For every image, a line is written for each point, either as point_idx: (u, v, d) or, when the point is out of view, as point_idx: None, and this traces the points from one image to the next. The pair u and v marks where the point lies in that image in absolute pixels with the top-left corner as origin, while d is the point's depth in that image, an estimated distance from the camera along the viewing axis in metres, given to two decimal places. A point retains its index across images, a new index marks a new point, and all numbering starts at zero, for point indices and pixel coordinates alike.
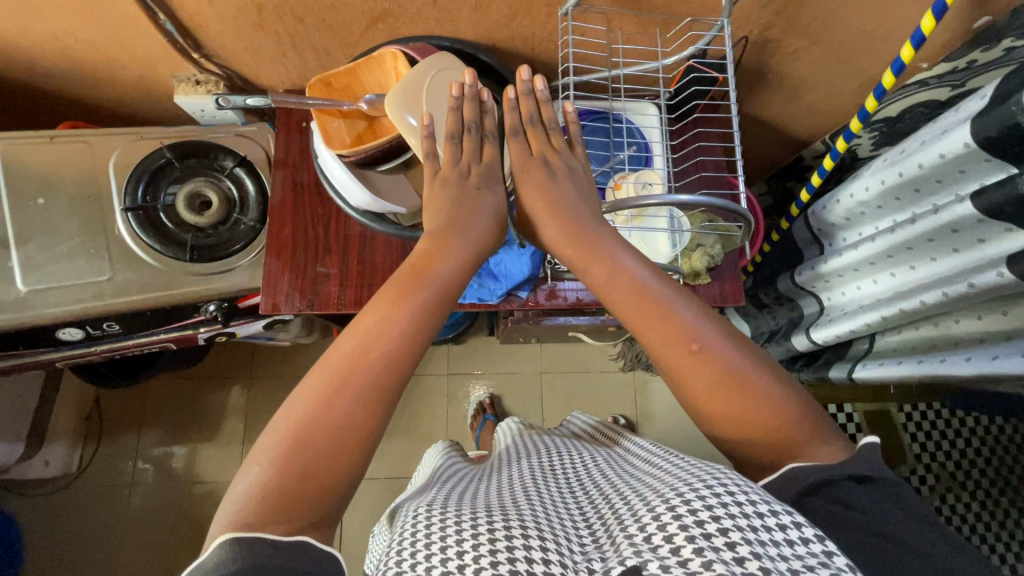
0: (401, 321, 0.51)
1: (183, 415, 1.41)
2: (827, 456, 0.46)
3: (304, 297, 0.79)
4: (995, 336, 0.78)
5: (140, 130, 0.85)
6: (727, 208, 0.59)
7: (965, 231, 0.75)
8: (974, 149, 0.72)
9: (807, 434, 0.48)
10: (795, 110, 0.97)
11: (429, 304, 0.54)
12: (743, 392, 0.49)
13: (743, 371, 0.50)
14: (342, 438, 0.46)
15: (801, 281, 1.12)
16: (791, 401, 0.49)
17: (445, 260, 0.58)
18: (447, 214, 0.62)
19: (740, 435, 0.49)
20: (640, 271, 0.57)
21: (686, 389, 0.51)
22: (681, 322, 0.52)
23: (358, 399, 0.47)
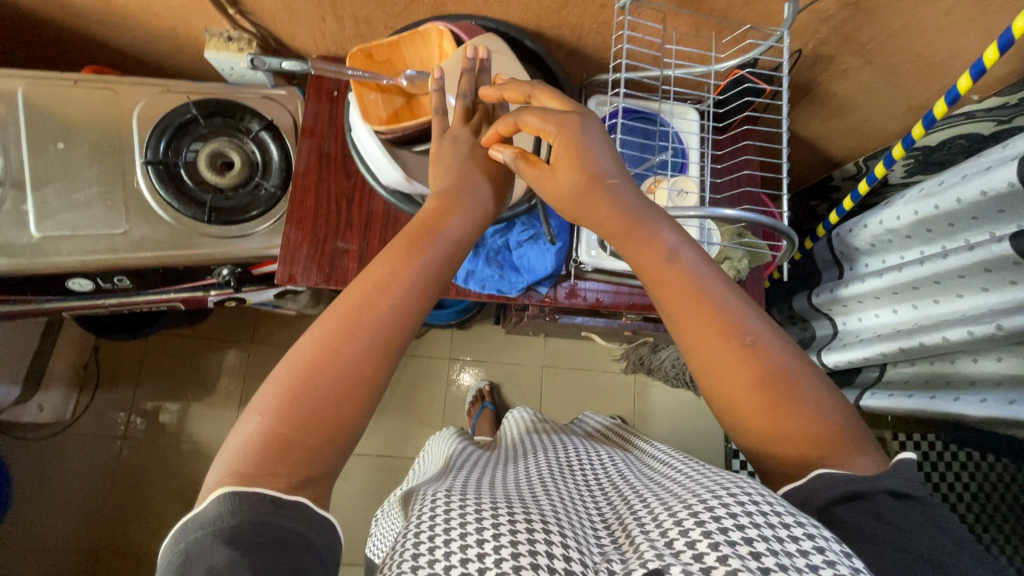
0: (405, 282, 0.46)
1: (180, 373, 1.40)
2: (863, 467, 0.43)
3: (322, 271, 0.77)
4: (1014, 379, 0.77)
5: (168, 83, 0.82)
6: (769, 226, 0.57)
7: (998, 271, 0.74)
8: (1017, 188, 0.71)
9: (847, 446, 0.44)
10: (835, 128, 0.95)
11: (438, 263, 0.49)
12: (782, 391, 0.46)
13: (788, 371, 0.46)
14: (340, 406, 0.42)
15: (817, 302, 1.10)
16: (834, 411, 0.46)
17: (460, 215, 0.53)
18: (456, 170, 0.57)
19: (772, 436, 0.46)
20: (685, 252, 0.51)
21: (721, 381, 0.47)
22: (727, 310, 0.48)
23: (360, 375, 0.43)
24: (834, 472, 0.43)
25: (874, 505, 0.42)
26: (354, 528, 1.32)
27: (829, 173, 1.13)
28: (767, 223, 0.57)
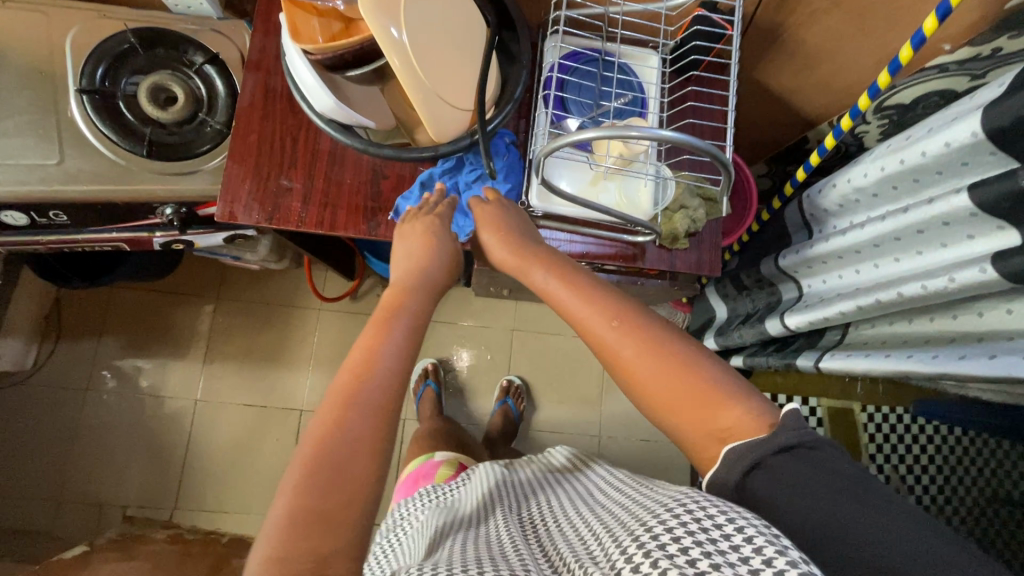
0: (385, 357, 0.55)
1: (145, 327, 1.38)
2: (751, 417, 0.49)
3: (264, 210, 0.75)
4: (968, 336, 0.76)
5: (106, 9, 0.79)
6: (715, 158, 0.55)
7: (955, 224, 0.72)
8: (980, 139, 0.69)
9: (733, 395, 0.51)
10: (806, 82, 0.92)
11: (406, 333, 0.58)
12: (682, 377, 0.52)
13: (673, 347, 0.55)
14: (352, 470, 0.48)
15: (785, 265, 1.09)
16: (716, 371, 0.53)
17: (417, 296, 0.63)
18: (409, 268, 0.66)
19: (681, 417, 0.52)
20: (582, 277, 0.62)
21: (631, 382, 0.55)
22: (616, 305, 0.59)
23: (361, 440, 0.49)
24: (740, 445, 0.47)
25: (780, 466, 0.46)
26: None
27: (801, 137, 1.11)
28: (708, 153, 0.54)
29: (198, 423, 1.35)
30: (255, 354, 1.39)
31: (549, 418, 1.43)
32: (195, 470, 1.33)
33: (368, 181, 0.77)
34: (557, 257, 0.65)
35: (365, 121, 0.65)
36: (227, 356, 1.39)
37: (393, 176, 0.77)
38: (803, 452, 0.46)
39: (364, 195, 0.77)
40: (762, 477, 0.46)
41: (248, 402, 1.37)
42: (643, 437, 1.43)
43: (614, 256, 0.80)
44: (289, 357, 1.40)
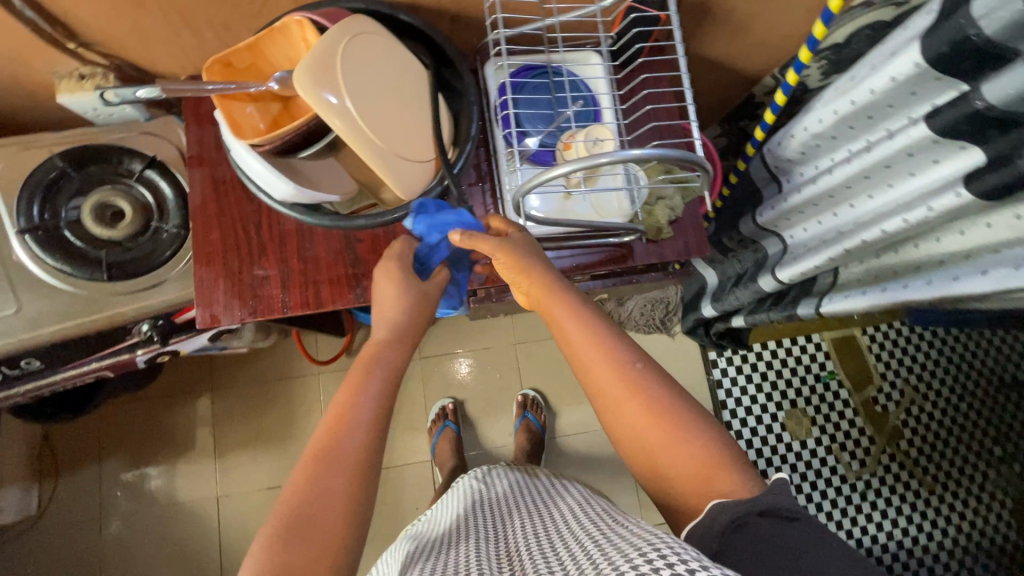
0: (361, 406, 0.55)
1: (144, 438, 1.33)
2: (742, 484, 0.51)
3: (245, 305, 0.73)
4: (955, 257, 0.78)
5: (25, 139, 0.75)
6: (690, 159, 0.55)
7: (920, 153, 0.74)
8: (924, 68, 0.71)
9: (728, 462, 0.53)
10: (742, 45, 0.93)
11: (379, 385, 0.58)
12: (670, 428, 0.55)
13: (669, 405, 0.57)
14: (324, 526, 0.48)
15: (764, 221, 1.10)
16: (709, 435, 0.55)
17: (395, 348, 0.62)
18: (394, 322, 0.63)
19: (667, 464, 0.55)
20: (599, 321, 0.62)
21: (626, 430, 0.57)
22: (615, 351, 0.59)
23: (337, 496, 0.49)
24: (725, 501, 0.50)
25: (758, 524, 0.48)
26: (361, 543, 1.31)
27: (747, 94, 1.13)
28: (683, 157, 0.54)
29: (224, 520, 1.30)
30: (264, 436, 1.35)
31: (570, 421, 1.43)
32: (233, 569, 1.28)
33: (343, 249, 0.75)
34: (577, 295, 0.64)
35: (325, 197, 0.62)
36: (236, 445, 1.34)
37: (368, 238, 0.75)
38: (778, 519, 0.48)
39: (343, 265, 0.75)
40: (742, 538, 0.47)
41: (270, 484, 1.32)
42: None
43: (604, 262, 0.80)
44: (299, 430, 1.36)
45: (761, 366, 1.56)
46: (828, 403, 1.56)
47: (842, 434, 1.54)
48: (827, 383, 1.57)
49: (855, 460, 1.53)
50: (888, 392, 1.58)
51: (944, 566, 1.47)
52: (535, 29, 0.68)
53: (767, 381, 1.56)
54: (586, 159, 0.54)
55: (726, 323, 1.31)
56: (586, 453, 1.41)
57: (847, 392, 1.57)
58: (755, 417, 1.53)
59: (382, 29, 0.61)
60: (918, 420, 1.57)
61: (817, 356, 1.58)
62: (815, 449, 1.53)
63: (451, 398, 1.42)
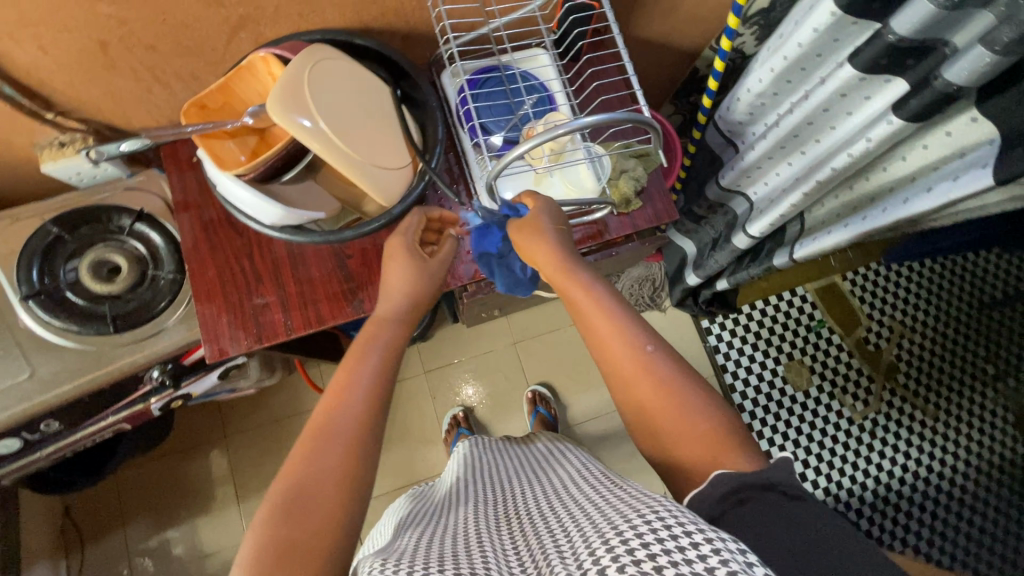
0: (357, 387, 0.59)
1: (164, 495, 1.33)
2: (748, 462, 0.53)
3: (250, 333, 0.76)
4: (902, 182, 0.84)
5: (15, 212, 0.79)
6: (639, 122, 0.60)
7: (852, 93, 0.80)
8: (840, 16, 0.78)
9: (735, 443, 0.55)
10: (675, 23, 0.99)
11: (373, 373, 0.61)
12: (674, 405, 0.58)
13: (676, 382, 0.60)
14: (323, 499, 0.50)
15: (726, 183, 1.15)
16: (715, 412, 0.58)
17: (391, 329, 0.67)
18: (397, 295, 0.69)
19: (672, 435, 0.58)
20: (610, 298, 0.66)
21: (632, 400, 0.61)
22: (620, 327, 0.64)
23: (333, 474, 0.52)
24: (725, 472, 0.51)
25: (766, 499, 0.48)
26: None
27: (690, 69, 1.20)
28: (633, 120, 0.59)
29: None
30: None
31: (581, 409, 1.46)
32: None
33: (334, 267, 0.79)
34: (589, 276, 0.69)
35: (307, 214, 0.66)
36: (257, 487, 1.35)
37: (356, 253, 0.79)
38: (777, 494, 0.49)
39: (337, 281, 0.78)
40: (747, 510, 0.48)
41: None
42: None
43: (583, 240, 0.84)
44: None
45: (753, 326, 1.62)
46: (822, 349, 1.61)
47: (841, 377, 1.59)
48: (819, 332, 1.62)
49: (858, 401, 1.58)
50: (877, 330, 1.63)
51: (961, 490, 1.51)
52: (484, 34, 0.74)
53: (762, 339, 1.61)
54: (548, 134, 0.58)
55: (712, 287, 1.35)
56: (601, 437, 1.44)
57: (839, 337, 1.62)
58: (756, 375, 1.58)
59: (343, 55, 0.66)
60: (912, 353, 1.62)
61: (804, 307, 1.64)
62: (818, 396, 1.58)
63: (461, 405, 1.44)
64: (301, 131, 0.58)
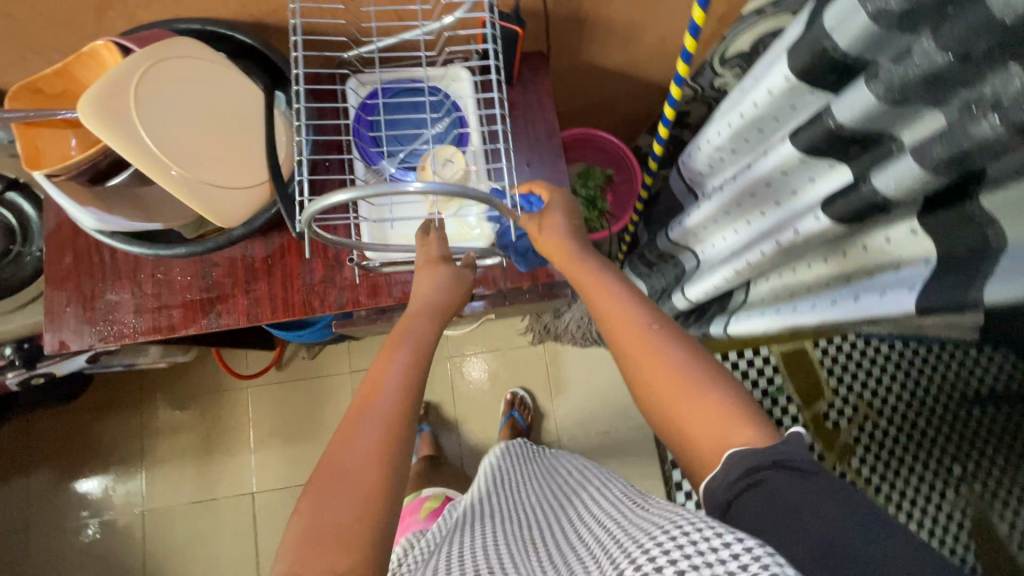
0: (390, 370, 0.58)
1: (72, 450, 1.33)
2: (760, 439, 0.51)
3: (95, 330, 0.72)
4: (838, 279, 0.74)
5: None
6: (470, 195, 0.50)
7: (794, 172, 0.71)
8: (795, 82, 0.68)
9: (747, 418, 0.53)
10: (639, 55, 0.89)
11: (409, 358, 0.59)
12: (696, 393, 0.56)
13: (689, 370, 0.58)
14: (363, 484, 0.48)
15: (673, 237, 1.05)
16: (730, 394, 0.56)
17: (426, 320, 0.64)
18: (428, 301, 0.66)
19: (691, 427, 0.55)
20: (620, 287, 0.66)
21: (649, 397, 0.59)
22: (630, 312, 0.64)
23: (366, 459, 0.50)
24: (744, 450, 0.50)
25: (785, 485, 0.47)
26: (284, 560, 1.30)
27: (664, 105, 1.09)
28: (467, 194, 0.49)
29: (149, 534, 1.30)
30: (191, 449, 1.35)
31: None
32: None
33: (196, 273, 0.73)
34: (606, 268, 0.69)
35: (115, 222, 0.59)
36: (166, 458, 1.34)
37: (224, 262, 0.74)
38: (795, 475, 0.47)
39: (196, 289, 0.73)
40: (765, 501, 0.47)
41: (194, 498, 1.32)
42: (603, 429, 1.41)
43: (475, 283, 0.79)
44: (228, 444, 1.36)
45: None
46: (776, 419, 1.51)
47: None
48: (775, 399, 1.52)
49: None
50: (839, 408, 1.52)
51: None
52: (363, 50, 0.66)
53: None
54: (370, 186, 0.45)
55: None
56: None
57: (796, 408, 1.51)
58: None
59: (217, 55, 0.61)
60: (872, 440, 1.50)
61: (764, 370, 1.54)
62: None
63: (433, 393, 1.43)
64: (119, 138, 0.52)
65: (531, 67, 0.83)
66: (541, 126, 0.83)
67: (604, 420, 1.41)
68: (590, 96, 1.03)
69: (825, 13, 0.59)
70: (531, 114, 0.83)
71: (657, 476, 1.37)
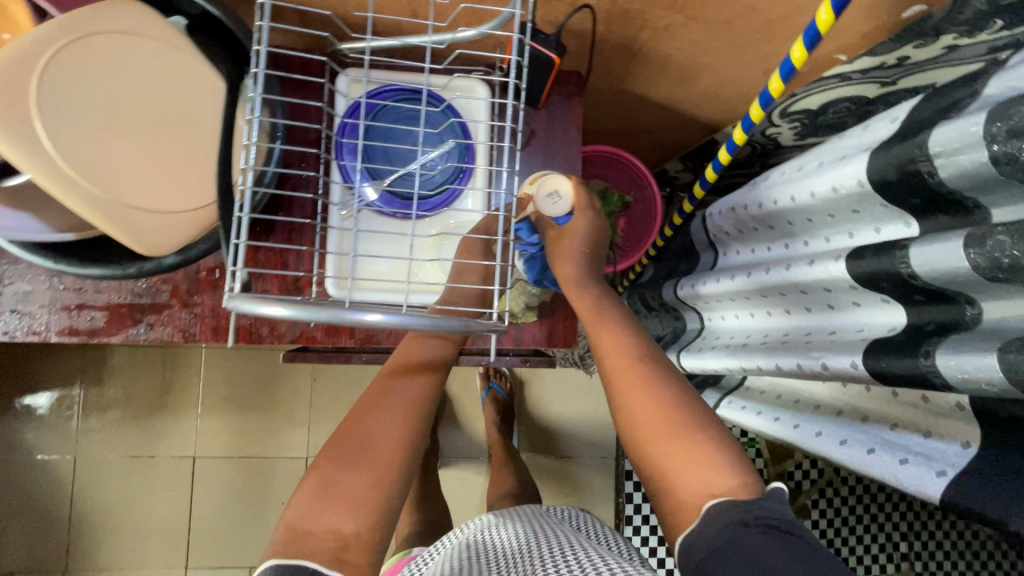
0: (382, 419, 0.52)
1: (4, 381, 1.24)
2: (742, 489, 0.47)
3: (4, 320, 0.61)
4: (851, 412, 0.65)
5: None
6: (443, 327, 0.39)
7: (839, 291, 0.61)
8: (867, 190, 0.57)
9: (730, 466, 0.49)
10: (691, 95, 0.76)
11: (414, 394, 0.55)
12: (685, 437, 0.51)
13: (677, 407, 0.52)
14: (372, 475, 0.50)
15: (682, 294, 0.95)
16: (715, 440, 0.50)
17: (431, 351, 0.58)
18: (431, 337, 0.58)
19: (672, 470, 0.50)
20: (625, 322, 0.59)
21: (635, 429, 0.54)
22: (625, 339, 0.58)
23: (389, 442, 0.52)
24: (729, 501, 0.46)
25: (757, 542, 0.43)
26: (219, 526, 1.27)
27: (706, 140, 0.96)
28: (438, 327, 0.38)
29: (80, 481, 1.25)
30: (135, 401, 1.27)
31: (457, 445, 1.33)
32: (87, 529, 1.25)
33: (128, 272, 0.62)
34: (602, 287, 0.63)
35: (27, 233, 0.49)
36: (107, 406, 1.27)
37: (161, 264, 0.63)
38: (779, 533, 0.43)
39: (127, 292, 0.63)
40: (727, 555, 0.44)
41: (132, 453, 1.26)
42: (566, 454, 1.36)
43: None
44: (174, 402, 1.29)
45: None
46: None
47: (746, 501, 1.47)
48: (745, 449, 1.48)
49: None
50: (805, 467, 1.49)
51: None
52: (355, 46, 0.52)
53: None
54: (318, 310, 0.36)
55: None
56: (468, 481, 1.32)
57: None
58: None
59: (172, 35, 0.48)
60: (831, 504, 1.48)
61: None
62: None
63: None
64: (12, 146, 0.40)
65: (563, 89, 0.70)
66: (562, 162, 0.71)
67: (567, 444, 1.36)
68: (624, 120, 0.89)
69: (932, 131, 0.48)
70: (553, 147, 0.71)
71: (609, 508, 1.35)
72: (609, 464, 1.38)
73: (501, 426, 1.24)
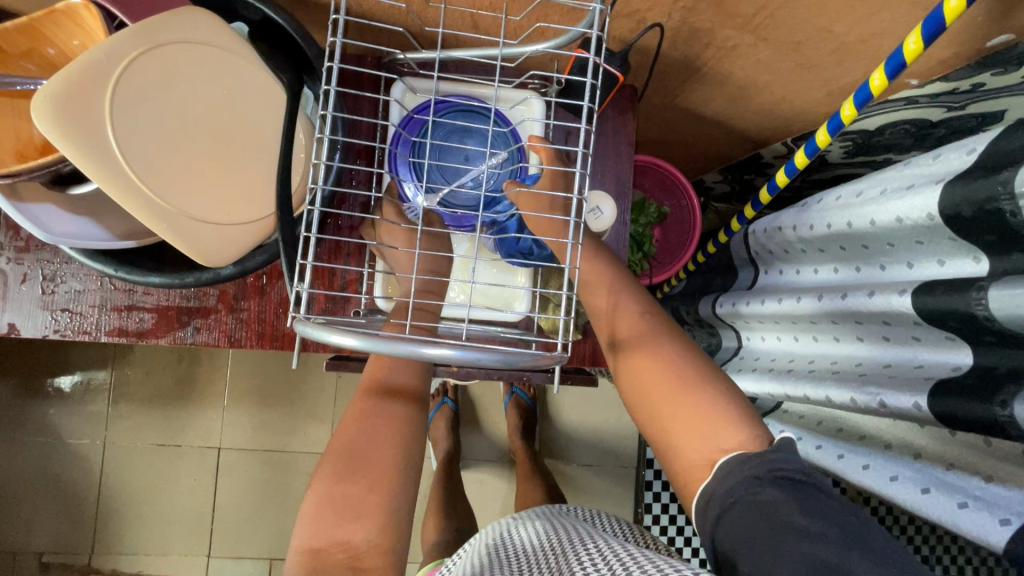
0: (366, 444, 0.52)
1: (38, 367, 1.26)
2: (753, 441, 0.48)
3: (53, 318, 0.62)
4: (902, 448, 0.63)
5: None
6: (516, 364, 0.37)
7: (898, 324, 0.59)
8: (937, 223, 0.55)
9: (739, 422, 0.50)
10: (744, 111, 0.74)
11: (390, 413, 0.53)
12: (691, 397, 0.52)
13: (688, 375, 0.53)
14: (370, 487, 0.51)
15: (720, 311, 0.93)
16: (727, 404, 0.51)
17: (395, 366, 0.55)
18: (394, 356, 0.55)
19: (681, 434, 0.51)
20: (632, 294, 0.58)
21: (643, 403, 0.54)
22: (631, 316, 0.57)
23: (382, 456, 0.52)
24: (741, 456, 0.47)
25: (771, 497, 0.44)
26: (240, 516, 1.29)
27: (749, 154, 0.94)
28: (511, 362, 0.37)
29: (107, 467, 1.27)
30: (164, 391, 1.29)
31: (478, 448, 1.33)
32: (113, 514, 1.27)
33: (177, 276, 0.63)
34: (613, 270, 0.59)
35: (90, 241, 0.49)
36: (136, 394, 1.29)
37: None
38: (790, 482, 0.45)
39: (176, 295, 0.63)
40: (740, 512, 0.45)
41: (159, 442, 1.28)
42: (586, 461, 1.36)
43: None
44: (201, 393, 1.30)
45: None
46: None
47: None
48: None
49: None
50: None
51: None
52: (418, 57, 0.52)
53: None
54: (389, 344, 0.35)
55: None
56: (487, 484, 1.32)
57: None
58: None
59: (238, 42, 0.47)
60: None
61: None
62: None
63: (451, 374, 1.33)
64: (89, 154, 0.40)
65: (617, 103, 0.68)
66: (611, 177, 0.70)
67: (588, 451, 1.36)
68: (669, 132, 0.87)
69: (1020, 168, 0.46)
70: (603, 162, 0.69)
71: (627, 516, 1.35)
72: (629, 473, 1.37)
73: (523, 433, 1.24)
